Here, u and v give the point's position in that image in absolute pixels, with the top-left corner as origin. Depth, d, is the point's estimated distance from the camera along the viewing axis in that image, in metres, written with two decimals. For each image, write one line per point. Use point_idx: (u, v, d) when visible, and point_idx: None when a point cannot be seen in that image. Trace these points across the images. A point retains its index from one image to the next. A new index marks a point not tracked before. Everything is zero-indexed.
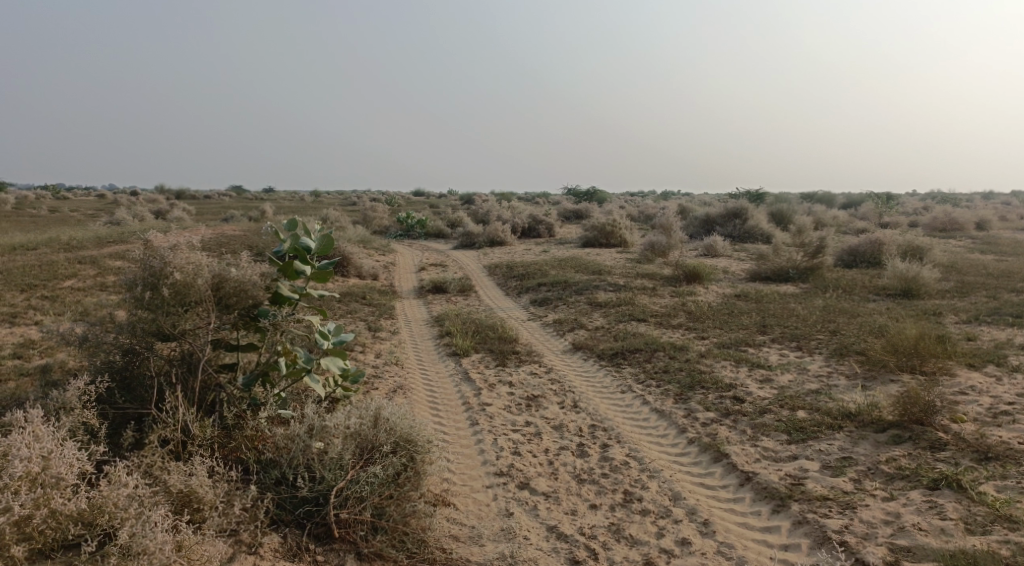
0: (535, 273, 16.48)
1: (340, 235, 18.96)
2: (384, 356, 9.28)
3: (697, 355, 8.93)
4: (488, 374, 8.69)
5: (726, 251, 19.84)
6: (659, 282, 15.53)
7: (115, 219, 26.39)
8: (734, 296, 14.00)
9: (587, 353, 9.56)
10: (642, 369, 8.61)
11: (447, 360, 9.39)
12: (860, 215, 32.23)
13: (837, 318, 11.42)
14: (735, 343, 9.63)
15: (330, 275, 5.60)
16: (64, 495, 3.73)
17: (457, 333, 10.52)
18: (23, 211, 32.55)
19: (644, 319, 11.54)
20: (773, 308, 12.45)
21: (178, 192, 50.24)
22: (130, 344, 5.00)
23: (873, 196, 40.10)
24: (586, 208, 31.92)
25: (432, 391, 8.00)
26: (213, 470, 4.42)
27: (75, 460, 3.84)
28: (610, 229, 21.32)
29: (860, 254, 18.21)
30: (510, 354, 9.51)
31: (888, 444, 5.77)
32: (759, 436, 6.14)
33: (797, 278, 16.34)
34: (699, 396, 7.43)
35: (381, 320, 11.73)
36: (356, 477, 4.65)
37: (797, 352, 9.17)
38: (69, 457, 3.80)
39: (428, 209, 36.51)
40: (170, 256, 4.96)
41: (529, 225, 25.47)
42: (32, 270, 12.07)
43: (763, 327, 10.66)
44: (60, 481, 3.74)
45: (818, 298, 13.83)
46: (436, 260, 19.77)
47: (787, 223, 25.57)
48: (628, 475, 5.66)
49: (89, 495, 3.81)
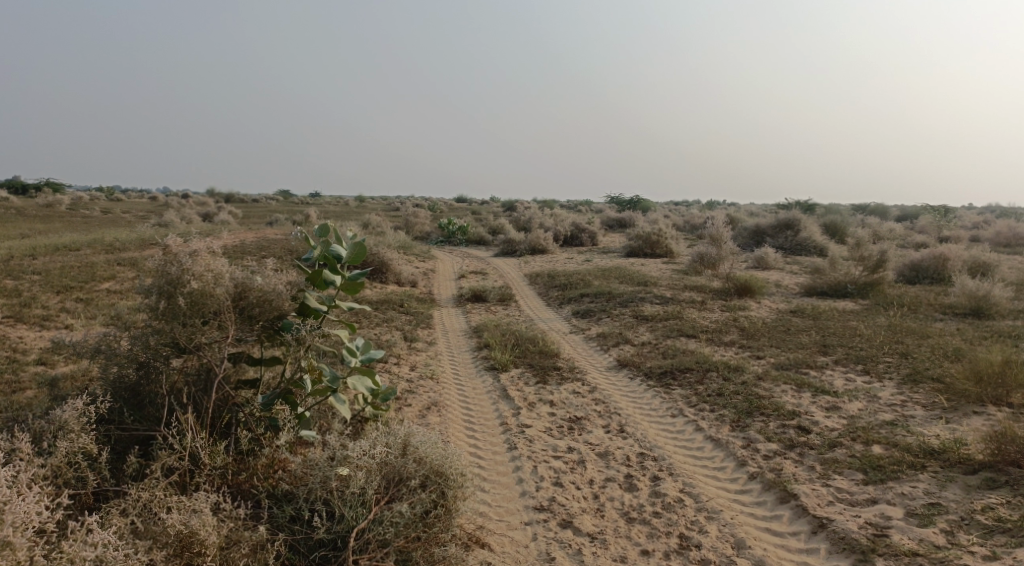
0: (578, 283, 15.91)
1: (380, 240, 18.65)
2: (419, 369, 8.82)
3: (754, 377, 8.26)
4: (528, 391, 8.16)
5: (778, 264, 19.02)
6: (709, 294, 14.84)
7: (161, 221, 26.57)
8: (789, 312, 13.23)
9: (634, 371, 8.96)
10: (694, 391, 7.99)
11: (485, 374, 8.89)
12: (917, 228, 30.89)
13: (905, 339, 10.61)
14: (794, 364, 8.93)
15: (360, 285, 5.11)
16: (13, 558, 3.25)
17: (496, 346, 10.01)
18: (75, 211, 33.10)
19: (694, 335, 10.89)
20: (832, 326, 11.68)
21: (226, 196, 50.97)
22: (143, 358, 4.58)
23: (929, 208, 38.52)
24: (630, 216, 31.25)
25: (468, 410, 7.50)
26: (220, 507, 4.04)
27: (32, 514, 3.38)
28: (655, 239, 20.66)
29: (923, 270, 17.22)
30: (552, 370, 8.97)
31: (980, 489, 5.09)
32: (831, 474, 5.51)
33: (856, 293, 15.47)
34: (759, 424, 6.78)
35: (418, 330, 11.30)
36: (379, 516, 4.18)
37: (864, 376, 8.46)
38: (21, 512, 3.33)
39: (470, 217, 36.22)
40: (189, 263, 4.52)
41: (572, 233, 24.95)
42: (71, 271, 11.93)
43: (823, 348, 9.93)
44: (9, 542, 3.27)
45: (880, 316, 12.99)
46: (477, 268, 19.34)
47: (841, 235, 24.58)
48: (682, 516, 5.07)
49: (46, 556, 3.34)
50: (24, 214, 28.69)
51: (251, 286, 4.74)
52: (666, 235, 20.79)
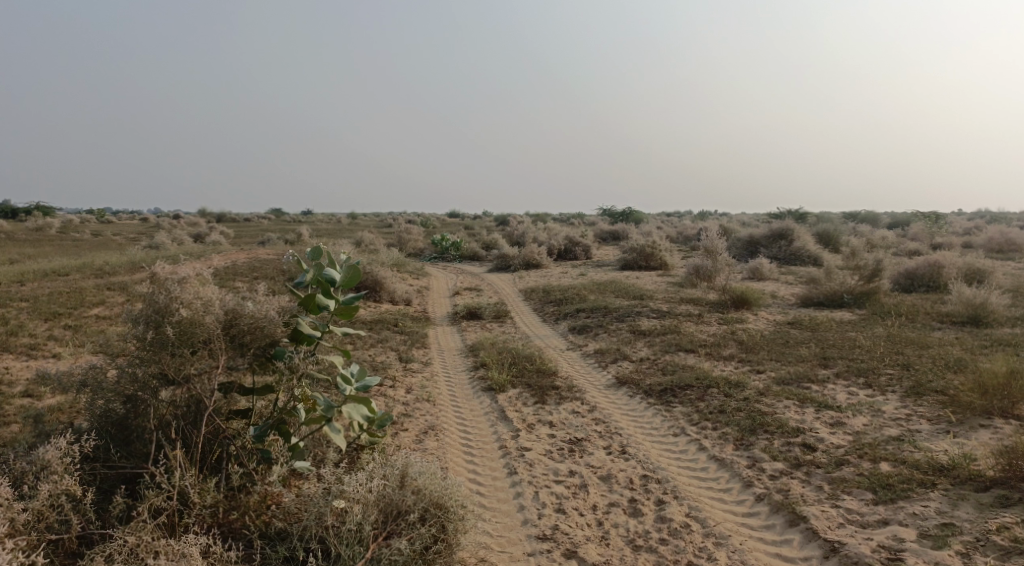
0: (574, 298, 15.80)
1: (372, 258, 18.50)
2: (415, 391, 8.66)
3: (756, 393, 8.14)
4: (526, 412, 8.01)
5: (773, 274, 18.96)
6: (706, 307, 14.73)
7: (152, 243, 26.38)
8: (787, 324, 13.14)
9: (633, 388, 8.82)
10: (695, 409, 7.85)
11: (483, 395, 8.74)
12: (909, 235, 30.93)
13: (904, 350, 10.52)
14: (795, 378, 8.81)
15: (354, 310, 4.97)
16: None
17: (493, 365, 9.86)
18: (65, 235, 32.84)
19: (692, 350, 10.77)
20: (831, 338, 11.58)
21: (218, 215, 50.78)
22: (130, 391, 4.45)
23: (920, 215, 38.62)
24: (623, 229, 31.24)
25: (467, 434, 7.34)
26: (210, 549, 3.88)
27: None
28: (650, 251, 20.57)
29: (918, 278, 17.17)
30: (550, 389, 8.82)
31: (993, 507, 4.97)
32: (839, 495, 5.39)
33: (853, 303, 15.40)
34: (764, 442, 6.65)
35: (413, 350, 11.15)
36: (378, 553, 4.07)
37: (867, 390, 8.34)
38: None
39: (463, 232, 36.12)
40: (177, 291, 4.39)
41: (565, 247, 24.86)
42: (59, 297, 11.74)
43: (824, 360, 9.82)
44: None
45: (878, 326, 12.91)
46: (471, 284, 19.20)
47: (833, 244, 24.58)
48: (691, 543, 5.03)
49: None
50: (14, 239, 28.46)
51: (241, 313, 4.61)
52: (660, 248, 20.71)
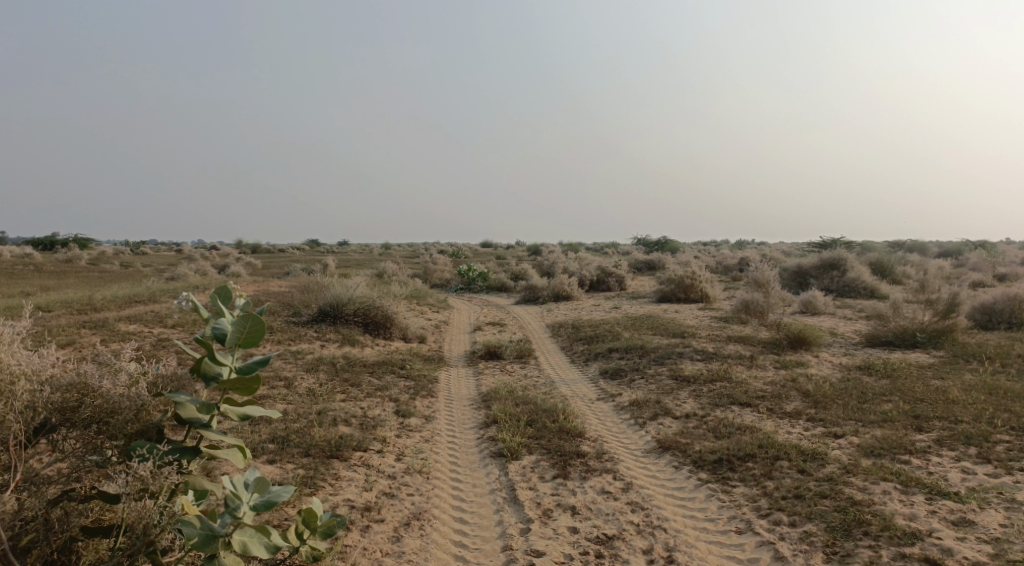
0: (606, 335, 13.94)
1: (385, 290, 16.81)
2: (406, 459, 6.96)
3: (841, 469, 6.25)
4: (542, 492, 6.21)
5: (829, 308, 16.94)
6: (758, 348, 12.80)
7: (171, 275, 25.15)
8: (857, 370, 11.14)
9: (679, 458, 6.97)
10: (760, 491, 5.99)
11: (488, 464, 6.99)
12: (969, 264, 28.32)
13: (1014, 406, 8.51)
14: (886, 447, 6.88)
15: (257, 380, 3.35)
16: None
17: (506, 422, 8.10)
18: (95, 266, 32.11)
19: (748, 405, 8.86)
20: (916, 388, 9.56)
21: (252, 246, 49.95)
22: None
23: (974, 245, 35.99)
24: (659, 258, 29.23)
25: (462, 526, 5.63)
26: None
27: None
28: (689, 282, 18.69)
29: (998, 313, 14.89)
30: (574, 457, 7.02)
31: None
32: None
33: (928, 343, 13.28)
34: (868, 555, 4.92)
35: (416, 401, 9.43)
36: None
37: (987, 466, 6.44)
38: None
39: (495, 262, 34.42)
40: None
41: (598, 278, 23.07)
42: None
43: (917, 420, 7.86)
44: None
45: (968, 373, 10.83)
46: (494, 319, 17.51)
47: (890, 274, 22.35)
48: None
49: None
50: (41, 270, 27.73)
51: (88, 392, 3.34)
52: (701, 278, 18.79)
